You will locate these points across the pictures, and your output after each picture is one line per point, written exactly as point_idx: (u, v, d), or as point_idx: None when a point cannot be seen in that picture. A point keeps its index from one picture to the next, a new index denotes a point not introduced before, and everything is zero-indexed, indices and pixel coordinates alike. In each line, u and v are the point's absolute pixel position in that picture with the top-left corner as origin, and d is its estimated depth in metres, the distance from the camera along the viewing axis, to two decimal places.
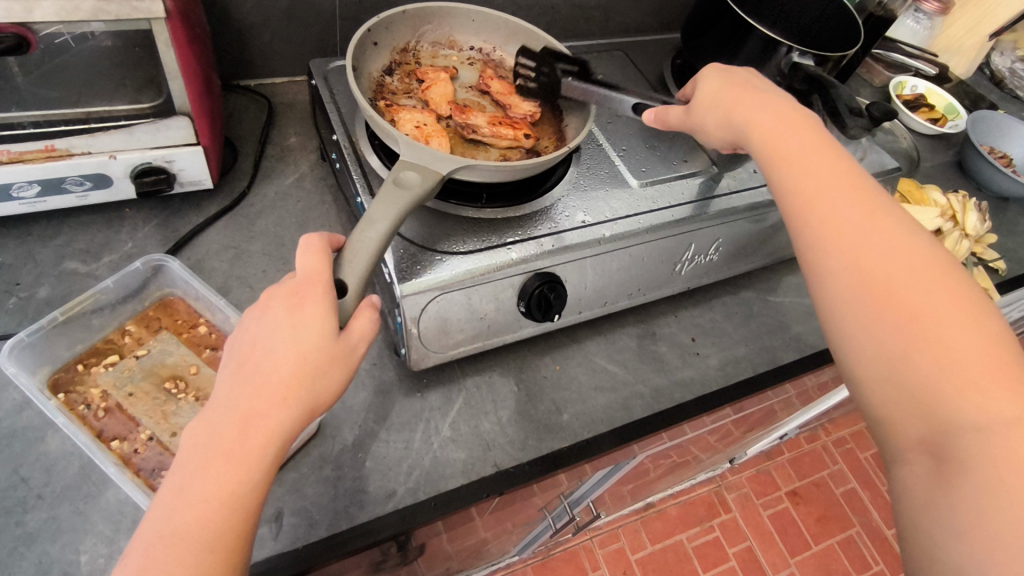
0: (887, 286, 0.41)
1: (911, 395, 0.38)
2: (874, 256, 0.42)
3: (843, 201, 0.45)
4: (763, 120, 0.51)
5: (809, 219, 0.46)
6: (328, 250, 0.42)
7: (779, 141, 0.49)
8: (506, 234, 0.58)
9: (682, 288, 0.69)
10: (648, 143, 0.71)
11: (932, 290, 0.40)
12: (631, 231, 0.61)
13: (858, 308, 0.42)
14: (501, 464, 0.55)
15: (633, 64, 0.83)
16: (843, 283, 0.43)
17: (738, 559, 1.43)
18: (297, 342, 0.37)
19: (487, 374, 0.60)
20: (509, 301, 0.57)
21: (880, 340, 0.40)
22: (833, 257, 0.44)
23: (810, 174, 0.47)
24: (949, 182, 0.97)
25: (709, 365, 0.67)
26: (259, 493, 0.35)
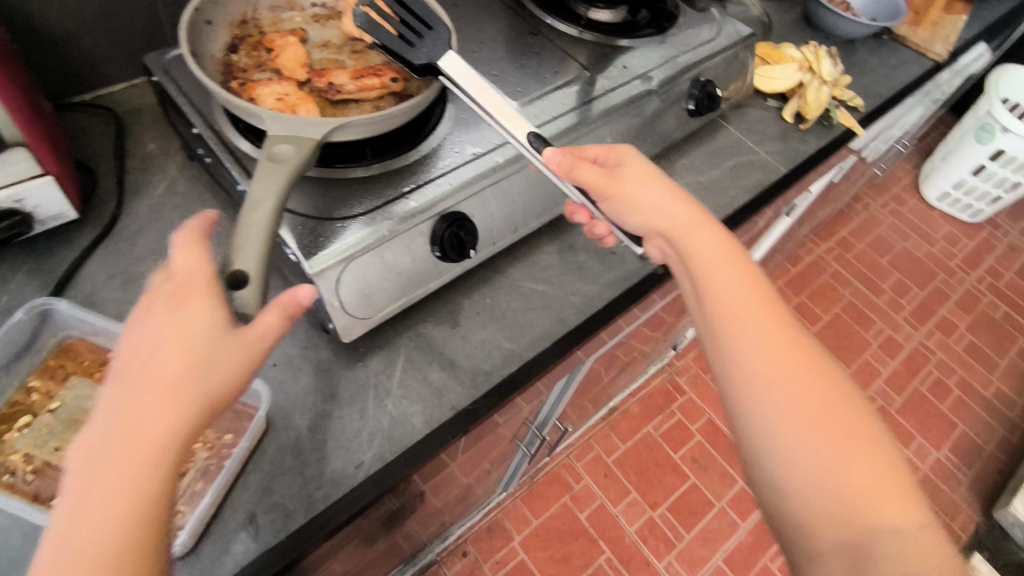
0: (817, 415, 0.44)
1: (834, 517, 0.43)
2: (794, 378, 0.45)
3: (768, 323, 0.47)
4: (686, 229, 0.50)
5: (733, 320, 0.47)
6: (204, 236, 0.41)
7: (694, 240, 0.50)
8: (401, 185, 0.57)
9: None
10: (515, 64, 0.71)
11: (839, 404, 0.45)
12: (522, 152, 0.61)
13: (782, 423, 0.44)
14: (458, 405, 0.56)
15: None
16: (770, 400, 0.45)
17: (702, 433, 1.54)
18: (180, 337, 0.36)
19: (421, 327, 0.61)
20: (423, 249, 0.57)
21: (814, 465, 0.43)
22: (766, 377, 0.45)
23: (733, 293, 0.47)
24: (801, 37, 1.03)
25: (628, 260, 0.70)
26: (165, 494, 0.33)
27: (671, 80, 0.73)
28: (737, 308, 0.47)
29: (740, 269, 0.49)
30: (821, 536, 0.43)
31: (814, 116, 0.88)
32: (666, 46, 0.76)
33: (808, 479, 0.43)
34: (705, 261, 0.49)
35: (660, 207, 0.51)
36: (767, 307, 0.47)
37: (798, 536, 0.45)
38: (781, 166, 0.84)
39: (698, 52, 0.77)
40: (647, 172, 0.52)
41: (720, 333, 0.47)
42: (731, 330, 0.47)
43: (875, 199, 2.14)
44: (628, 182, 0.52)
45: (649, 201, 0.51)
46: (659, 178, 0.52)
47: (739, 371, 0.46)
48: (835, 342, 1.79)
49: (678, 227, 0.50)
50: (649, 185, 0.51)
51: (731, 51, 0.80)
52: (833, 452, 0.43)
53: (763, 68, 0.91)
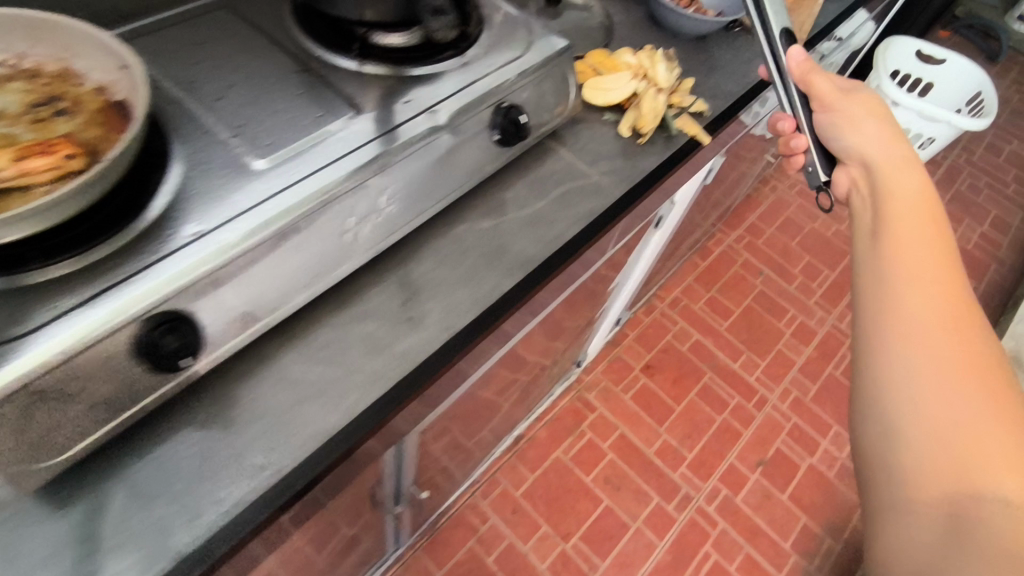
0: (952, 399, 0.59)
1: (933, 479, 0.59)
2: (936, 342, 0.62)
3: (937, 273, 0.65)
4: (917, 275, 0.65)
5: (907, 336, 0.64)
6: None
7: (910, 266, 0.66)
8: (90, 285, 0.46)
9: (371, 254, 0.60)
10: (270, 107, 0.58)
11: (974, 445, 0.58)
12: (258, 224, 0.50)
13: (937, 455, 0.59)
14: (186, 549, 0.46)
15: (243, 18, 0.65)
16: (918, 369, 0.62)
17: (615, 451, 1.48)
18: None
19: (150, 449, 0.50)
20: (122, 364, 0.46)
21: (933, 435, 0.60)
22: (923, 406, 0.61)
23: (913, 247, 0.67)
24: (644, 38, 0.95)
25: (428, 325, 0.59)
26: None
27: (462, 112, 0.63)
28: (908, 241, 0.67)
29: (910, 209, 0.69)
30: (925, 505, 0.60)
31: (651, 128, 0.80)
32: (463, 71, 0.66)
33: (922, 451, 0.60)
34: (922, 195, 0.70)
35: (891, 270, 0.67)
36: (947, 333, 0.62)
37: (900, 498, 0.62)
38: (617, 189, 0.75)
39: (502, 71, 0.67)
40: (907, 240, 0.67)
41: (886, 281, 0.67)
42: (891, 365, 0.64)
43: (782, 181, 2.10)
44: (888, 224, 0.70)
45: (908, 258, 0.66)
46: (894, 134, 0.74)
47: (888, 339, 0.65)
48: (749, 335, 1.73)
49: (895, 269, 0.67)
50: (917, 246, 0.67)
51: (542, 69, 0.71)
52: (982, 408, 0.58)
53: (593, 81, 0.82)
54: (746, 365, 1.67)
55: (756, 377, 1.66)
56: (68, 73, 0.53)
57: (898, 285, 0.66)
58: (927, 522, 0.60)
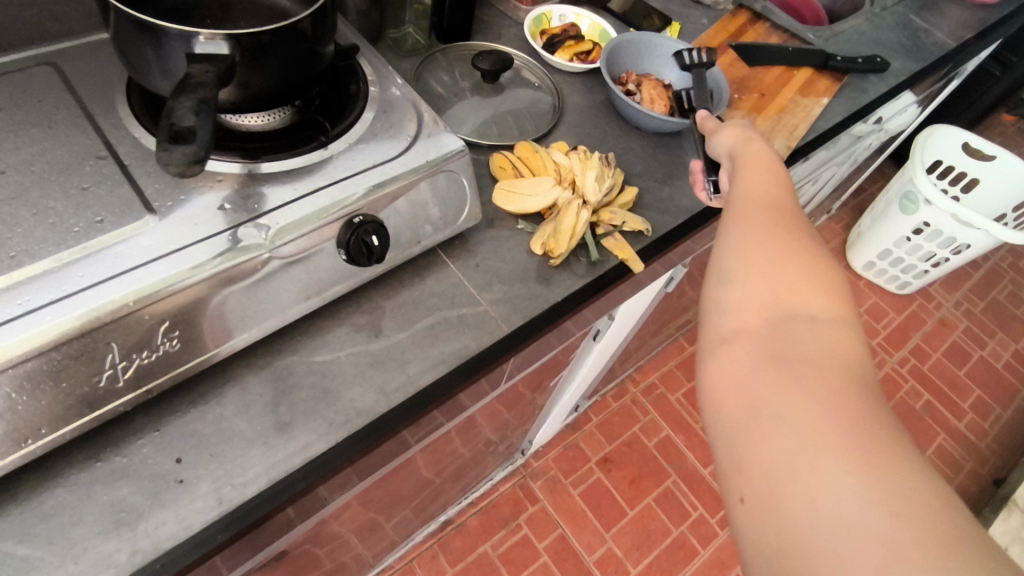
0: (781, 263, 0.48)
1: (758, 304, 0.46)
2: (768, 214, 0.52)
3: (766, 181, 0.56)
4: (757, 186, 0.56)
5: (745, 213, 0.53)
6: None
7: (755, 176, 0.57)
8: None
9: (147, 395, 0.50)
10: (39, 207, 0.49)
11: (797, 300, 0.46)
12: None
13: (754, 288, 0.47)
14: None
15: (68, 79, 0.58)
16: (750, 226, 0.51)
17: (550, 552, 1.33)
18: None
19: None
20: None
21: (756, 270, 0.48)
22: (738, 256, 0.50)
23: (757, 173, 0.57)
24: (599, 129, 0.82)
25: (198, 494, 0.48)
26: None
27: (290, 231, 0.52)
28: (761, 160, 0.59)
29: (763, 160, 0.59)
30: (743, 330, 0.46)
31: (564, 251, 0.66)
32: (313, 174, 0.56)
33: (745, 285, 0.48)
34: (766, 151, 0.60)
35: (748, 179, 0.57)
36: (784, 217, 0.52)
37: (719, 337, 0.47)
38: (504, 325, 0.62)
39: (364, 178, 0.56)
40: (751, 163, 0.59)
41: (727, 198, 0.57)
42: (731, 220, 0.53)
43: None
44: (749, 155, 0.60)
45: (756, 176, 0.57)
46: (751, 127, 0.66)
47: (726, 213, 0.55)
48: None
49: (747, 177, 0.57)
50: (763, 163, 0.59)
51: (425, 175, 0.59)
52: (796, 262, 0.48)
53: (510, 181, 0.70)
54: (718, 473, 1.50)
55: None
56: None
57: (743, 190, 0.56)
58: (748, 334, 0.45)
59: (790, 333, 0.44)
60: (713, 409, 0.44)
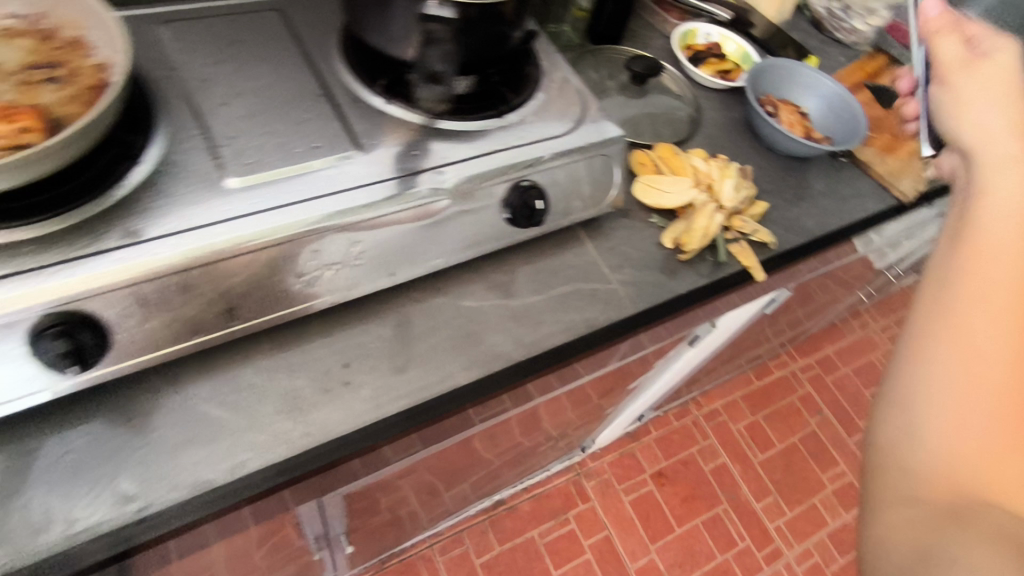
0: (987, 404, 0.43)
1: (949, 468, 0.43)
2: (989, 347, 0.44)
3: (1001, 291, 0.46)
4: (986, 276, 0.46)
5: (959, 327, 0.46)
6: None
7: (982, 257, 0.47)
8: (12, 259, 0.45)
9: (327, 304, 0.55)
10: (266, 127, 0.56)
11: (1003, 451, 0.42)
12: (205, 245, 0.48)
13: (948, 432, 0.44)
14: (14, 560, 0.43)
15: (291, 27, 0.64)
16: (960, 371, 0.45)
17: (593, 551, 1.36)
18: None
19: (35, 438, 0.48)
20: (16, 346, 0.44)
21: (956, 428, 0.43)
22: (938, 388, 0.45)
23: (993, 267, 0.47)
24: (731, 144, 0.86)
25: (359, 397, 0.55)
26: None
27: (467, 185, 0.59)
28: (991, 242, 0.48)
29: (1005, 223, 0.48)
30: (928, 478, 0.44)
31: (696, 247, 0.71)
32: (489, 138, 0.62)
33: (939, 426, 0.44)
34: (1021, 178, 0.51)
35: (975, 256, 0.48)
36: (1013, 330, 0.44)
37: (897, 479, 0.45)
38: (632, 305, 0.67)
39: (534, 147, 0.62)
40: (987, 229, 0.49)
41: (933, 296, 0.48)
42: (939, 329, 0.46)
43: (878, 320, 1.86)
44: (982, 214, 0.50)
45: (983, 256, 0.47)
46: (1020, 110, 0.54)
47: (928, 328, 0.47)
48: (783, 477, 1.55)
49: (970, 258, 0.48)
50: (1001, 231, 0.48)
51: (582, 155, 0.65)
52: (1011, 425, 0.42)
53: (650, 177, 0.74)
54: (769, 509, 1.50)
55: (776, 526, 1.48)
56: (80, 46, 0.51)
57: (965, 286, 0.47)
58: (929, 495, 0.43)
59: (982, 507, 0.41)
60: (884, 531, 0.44)
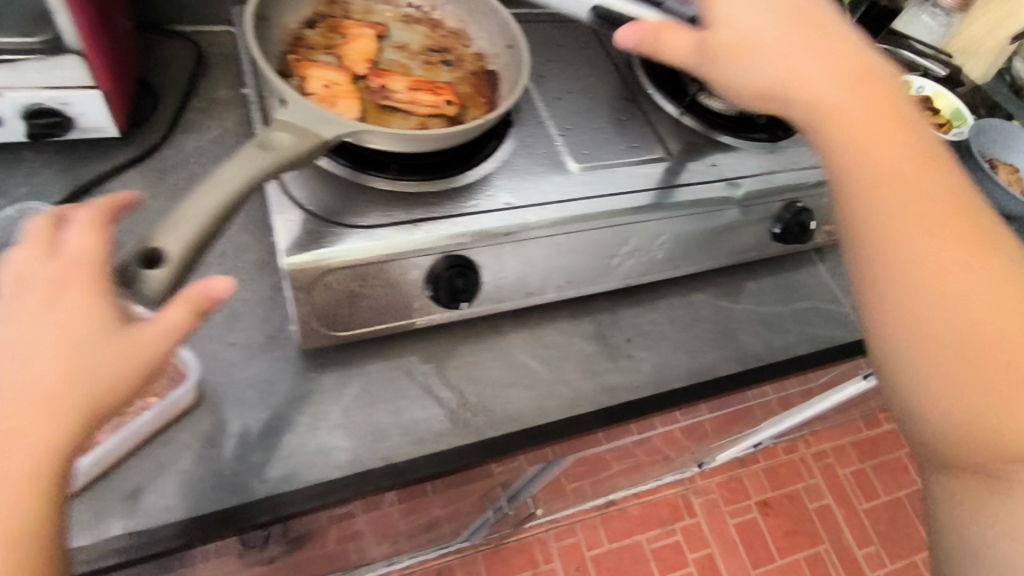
0: (970, 354, 0.38)
1: (957, 422, 0.39)
2: (977, 287, 0.39)
3: (945, 222, 0.40)
4: (910, 208, 0.41)
5: (919, 281, 0.40)
6: (106, 224, 0.36)
7: (889, 182, 0.41)
8: (417, 211, 0.54)
9: (622, 285, 0.63)
10: (591, 125, 0.64)
11: None
12: (559, 219, 0.55)
13: (973, 395, 0.38)
14: (392, 458, 0.52)
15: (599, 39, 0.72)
16: (936, 307, 0.39)
17: (696, 565, 1.41)
18: (42, 355, 0.30)
19: (393, 360, 0.57)
20: (414, 283, 0.53)
21: (951, 380, 0.39)
22: (936, 354, 0.39)
23: (921, 195, 0.41)
24: None
25: (641, 370, 0.62)
26: (33, 498, 0.29)
27: (758, 197, 0.64)
28: (887, 185, 0.41)
29: (908, 138, 0.42)
30: (949, 443, 0.39)
31: None
32: (772, 158, 0.67)
33: (928, 390, 0.39)
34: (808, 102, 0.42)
35: (925, 192, 0.41)
36: (986, 269, 0.40)
37: (918, 429, 0.41)
38: None
39: (809, 173, 0.68)
40: (889, 156, 0.42)
41: (866, 216, 0.41)
42: (896, 279, 0.40)
43: None
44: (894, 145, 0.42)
45: (906, 190, 0.41)
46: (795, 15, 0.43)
47: (881, 254, 0.41)
48: (886, 529, 1.55)
49: (880, 187, 0.41)
50: (900, 148, 0.42)
51: None
52: (978, 362, 0.38)
53: None
54: (870, 558, 1.50)
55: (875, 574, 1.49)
56: (464, 34, 0.60)
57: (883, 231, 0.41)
58: (944, 451, 0.40)
59: (1008, 468, 0.38)
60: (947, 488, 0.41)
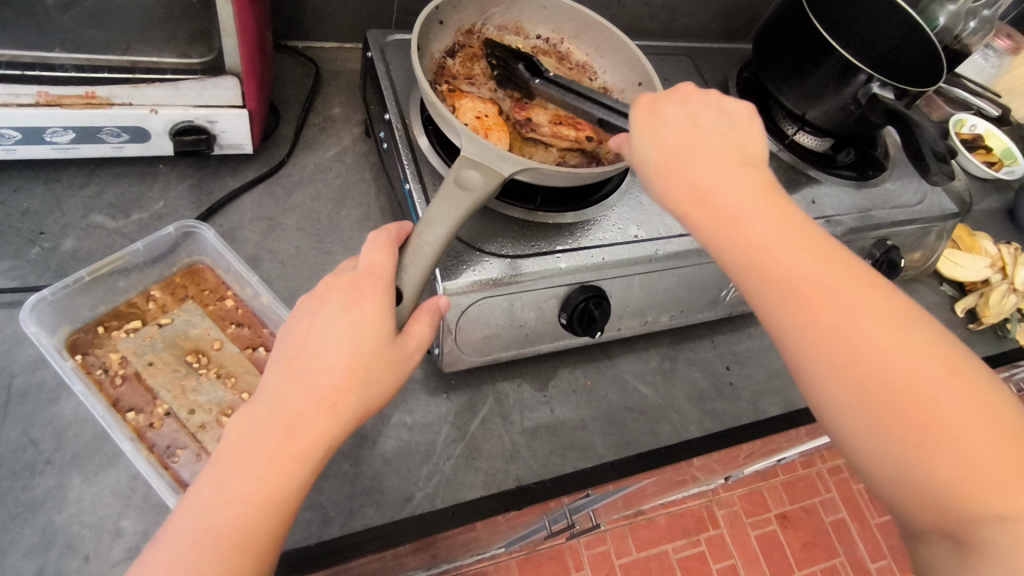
0: (862, 387, 0.34)
1: (896, 479, 0.34)
2: (863, 338, 0.35)
3: (820, 268, 0.37)
4: (767, 236, 0.39)
5: (786, 310, 0.37)
6: (396, 244, 0.39)
7: (739, 214, 0.40)
8: (556, 241, 0.55)
9: (725, 314, 0.66)
10: None
11: (943, 423, 0.33)
12: (684, 251, 0.57)
13: (874, 436, 0.34)
14: (523, 479, 0.53)
15: (699, 72, 0.78)
16: (835, 370, 0.35)
17: None
18: (351, 339, 0.34)
19: (516, 382, 0.59)
20: (551, 310, 0.55)
21: (878, 437, 0.34)
22: (835, 394, 0.35)
23: (790, 254, 0.38)
24: (997, 230, 0.93)
25: (741, 398, 0.64)
26: (303, 493, 0.33)
27: (855, 232, 0.67)
28: (762, 249, 0.38)
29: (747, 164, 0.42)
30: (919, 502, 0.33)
31: (990, 320, 0.78)
32: (861, 196, 0.71)
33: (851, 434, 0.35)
34: (705, 188, 0.41)
35: (737, 210, 0.40)
36: (836, 285, 0.37)
37: (891, 508, 0.35)
38: None
39: (895, 213, 0.72)
40: (718, 181, 0.41)
41: (751, 289, 0.39)
42: (770, 312, 0.38)
43: None
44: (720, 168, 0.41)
45: (737, 213, 0.40)
46: (672, 106, 0.46)
47: (768, 313, 0.38)
48: None
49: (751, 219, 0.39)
50: (735, 171, 0.41)
51: (928, 224, 0.74)
52: (899, 418, 0.33)
53: (951, 251, 0.83)
54: None
55: None
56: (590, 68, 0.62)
57: (752, 265, 0.38)
58: (914, 519, 0.34)
59: (973, 531, 0.31)
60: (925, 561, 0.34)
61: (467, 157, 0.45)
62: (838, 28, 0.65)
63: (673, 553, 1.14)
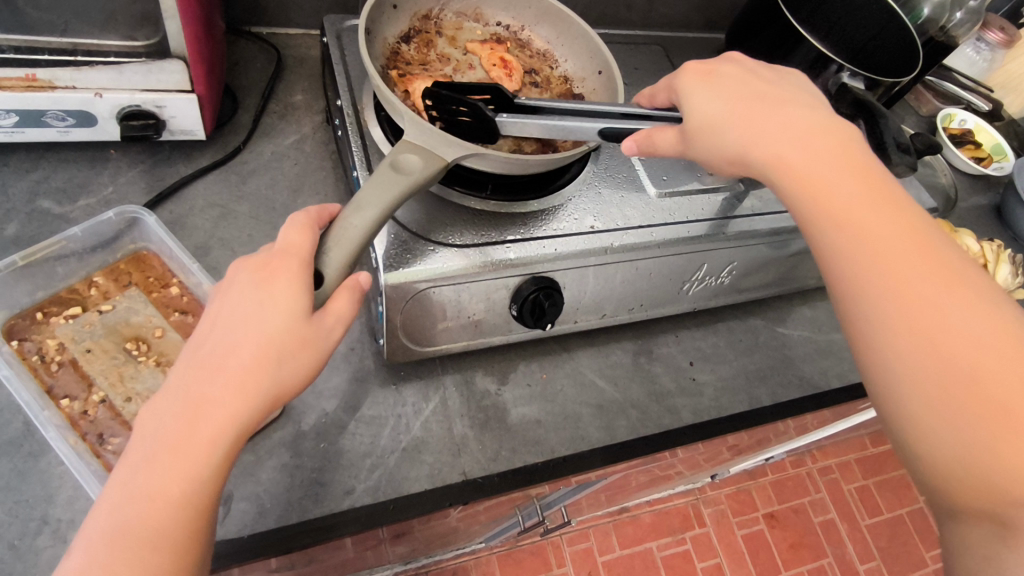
0: (920, 345, 0.35)
1: (954, 482, 0.34)
2: (909, 302, 0.35)
3: (916, 260, 0.36)
4: (873, 209, 0.38)
5: (860, 278, 0.37)
6: (314, 226, 0.39)
7: (827, 190, 0.39)
8: (507, 230, 0.54)
9: (689, 309, 0.65)
10: None
11: (990, 375, 0.33)
12: (642, 243, 0.56)
13: (920, 392, 0.34)
14: (470, 473, 0.52)
15: (670, 61, 0.77)
16: (917, 371, 0.34)
17: None
18: (261, 321, 0.33)
19: (469, 374, 0.58)
20: (501, 302, 0.54)
21: (933, 420, 0.34)
22: (886, 355, 0.36)
23: (877, 220, 0.38)
24: (984, 228, 0.91)
25: (704, 394, 0.63)
26: (213, 486, 0.32)
27: None
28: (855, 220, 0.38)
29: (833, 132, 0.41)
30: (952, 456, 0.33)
31: None
32: None
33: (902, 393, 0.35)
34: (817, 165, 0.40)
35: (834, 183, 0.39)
36: (910, 252, 0.37)
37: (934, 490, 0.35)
38: None
39: None
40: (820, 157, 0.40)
41: (836, 265, 0.38)
42: (854, 286, 0.37)
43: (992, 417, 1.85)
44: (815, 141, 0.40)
45: (844, 190, 0.39)
46: (752, 100, 0.43)
47: (848, 284, 0.38)
48: None
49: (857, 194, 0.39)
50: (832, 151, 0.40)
51: None
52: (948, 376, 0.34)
53: None
54: None
55: None
56: (550, 55, 0.62)
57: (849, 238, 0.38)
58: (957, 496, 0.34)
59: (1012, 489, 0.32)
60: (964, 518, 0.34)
61: (406, 142, 0.44)
62: (816, 18, 0.62)
63: (657, 551, 1.12)
